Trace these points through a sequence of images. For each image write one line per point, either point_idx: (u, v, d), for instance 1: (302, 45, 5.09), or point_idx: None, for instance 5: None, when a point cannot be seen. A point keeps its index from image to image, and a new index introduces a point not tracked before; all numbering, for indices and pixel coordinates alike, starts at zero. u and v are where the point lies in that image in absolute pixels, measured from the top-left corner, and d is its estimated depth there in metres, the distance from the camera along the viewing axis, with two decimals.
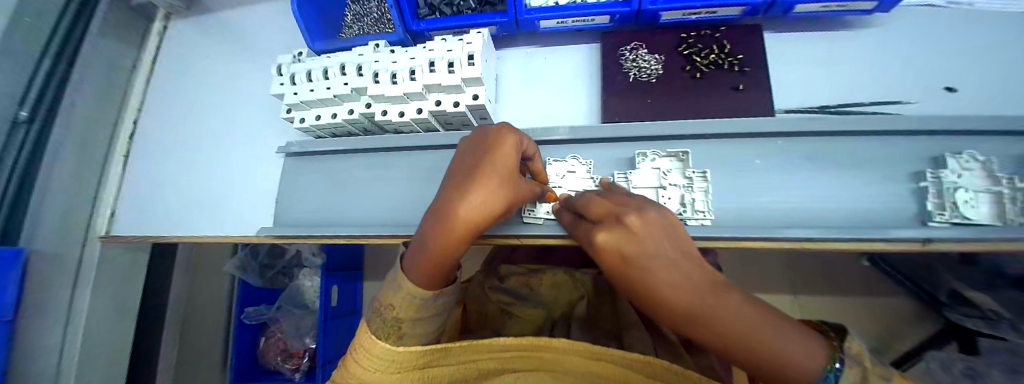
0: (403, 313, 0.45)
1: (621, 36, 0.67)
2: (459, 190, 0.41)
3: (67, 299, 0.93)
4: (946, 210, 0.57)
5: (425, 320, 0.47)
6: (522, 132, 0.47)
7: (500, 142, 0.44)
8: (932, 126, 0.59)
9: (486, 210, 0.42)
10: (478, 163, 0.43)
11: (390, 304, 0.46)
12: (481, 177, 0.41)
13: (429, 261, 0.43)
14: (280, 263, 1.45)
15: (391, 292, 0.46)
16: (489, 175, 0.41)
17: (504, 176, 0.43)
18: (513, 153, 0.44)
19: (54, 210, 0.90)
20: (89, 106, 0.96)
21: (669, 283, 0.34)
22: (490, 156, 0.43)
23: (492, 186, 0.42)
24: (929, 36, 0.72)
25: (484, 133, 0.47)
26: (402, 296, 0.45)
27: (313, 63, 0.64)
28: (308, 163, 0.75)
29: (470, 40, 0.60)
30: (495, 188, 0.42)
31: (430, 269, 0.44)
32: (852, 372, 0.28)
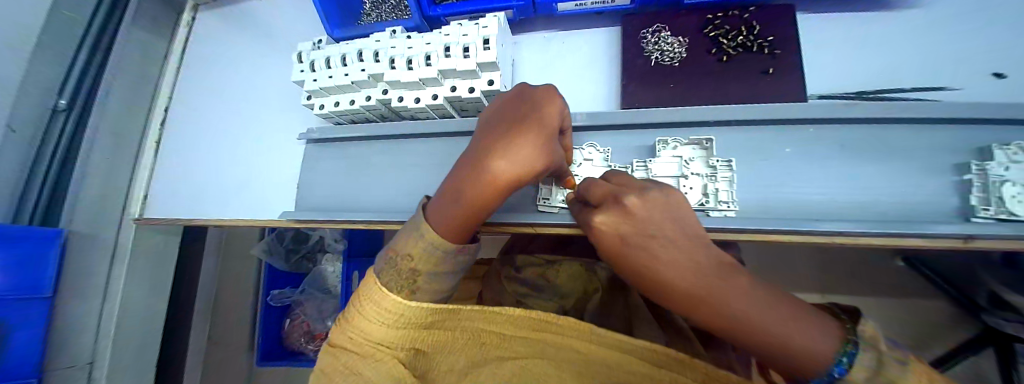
0: (421, 266, 0.44)
1: (642, 19, 0.64)
2: (499, 146, 0.41)
3: (106, 276, 0.99)
4: (991, 205, 0.53)
5: (440, 278, 0.45)
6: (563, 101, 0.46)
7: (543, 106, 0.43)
8: (981, 113, 0.55)
9: (522, 171, 0.41)
10: (519, 123, 0.42)
11: (407, 255, 0.44)
12: (522, 134, 0.41)
13: (452, 217, 0.43)
14: (303, 248, 1.49)
15: (409, 241, 0.45)
16: (529, 134, 0.40)
17: (547, 134, 0.42)
18: (557, 116, 0.44)
19: (91, 194, 0.95)
20: (122, 95, 1.00)
21: (676, 263, 0.33)
22: (532, 118, 0.42)
23: (537, 141, 0.41)
24: (985, 14, 0.66)
25: (526, 96, 0.45)
26: (425, 246, 0.43)
27: (331, 50, 0.65)
28: (326, 149, 0.76)
29: (486, 25, 0.59)
30: (533, 148, 0.41)
31: (455, 222, 0.43)
32: (869, 355, 0.27)
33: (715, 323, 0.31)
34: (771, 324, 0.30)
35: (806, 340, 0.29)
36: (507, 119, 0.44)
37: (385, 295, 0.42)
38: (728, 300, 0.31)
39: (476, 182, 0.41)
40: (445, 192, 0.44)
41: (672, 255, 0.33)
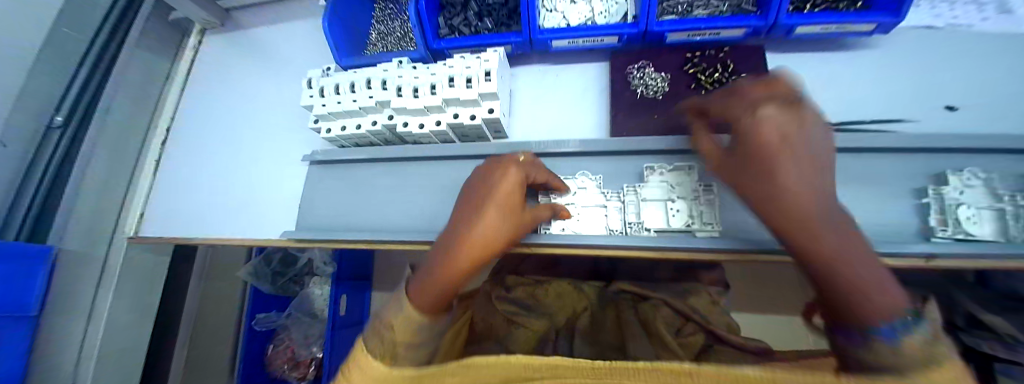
0: (402, 335, 0.40)
1: (629, 55, 0.70)
2: (467, 218, 0.47)
3: (91, 299, 0.97)
4: (948, 226, 0.59)
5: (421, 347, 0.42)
6: (526, 163, 0.53)
7: (502, 171, 0.50)
8: (930, 144, 0.62)
9: (491, 235, 0.46)
10: (484, 192, 0.49)
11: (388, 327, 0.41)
12: (485, 205, 0.47)
13: (428, 287, 0.43)
14: (290, 271, 1.47)
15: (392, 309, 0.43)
16: (491, 201, 0.47)
17: (505, 209, 0.48)
18: (516, 188, 0.49)
19: (84, 213, 0.94)
20: (119, 116, 1.01)
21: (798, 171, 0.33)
22: (494, 185, 0.49)
23: (495, 217, 0.47)
24: (930, 56, 0.75)
25: (490, 165, 0.53)
26: (405, 316, 0.42)
27: (340, 77, 0.69)
28: (329, 170, 0.79)
29: (487, 58, 0.64)
30: (496, 211, 0.47)
31: (435, 292, 0.43)
32: (930, 327, 0.27)
33: (796, 238, 0.33)
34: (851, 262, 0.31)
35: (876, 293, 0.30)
36: (477, 189, 0.50)
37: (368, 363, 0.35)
38: (824, 221, 0.32)
39: (446, 259, 0.44)
40: (420, 268, 0.47)
41: (800, 175, 0.33)
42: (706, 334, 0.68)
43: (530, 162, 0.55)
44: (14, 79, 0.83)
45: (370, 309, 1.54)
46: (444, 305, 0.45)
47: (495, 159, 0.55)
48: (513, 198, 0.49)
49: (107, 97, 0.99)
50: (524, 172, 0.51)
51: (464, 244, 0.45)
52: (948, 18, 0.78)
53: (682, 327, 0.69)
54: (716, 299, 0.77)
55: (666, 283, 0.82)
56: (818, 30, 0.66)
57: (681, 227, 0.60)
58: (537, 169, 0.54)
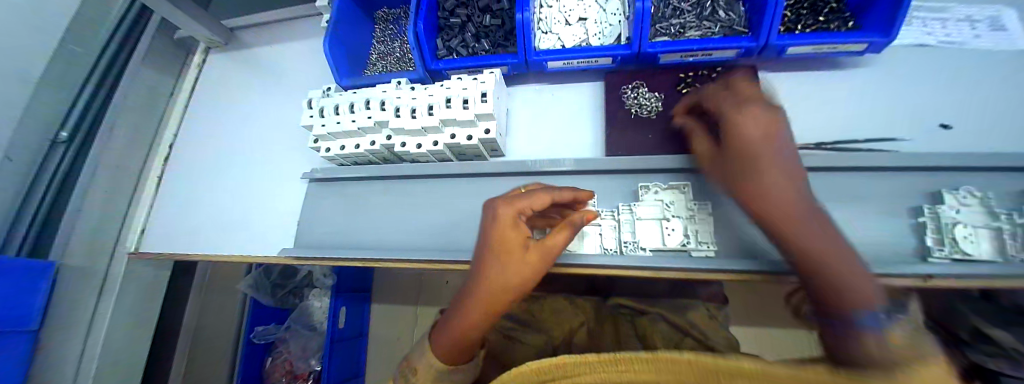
0: (422, 380, 0.46)
1: (623, 76, 0.72)
2: (477, 268, 0.49)
3: (91, 311, 0.97)
4: (945, 246, 0.59)
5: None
6: (528, 196, 0.53)
7: (502, 212, 0.50)
8: (925, 162, 0.62)
9: (497, 282, 0.47)
10: (490, 238, 0.50)
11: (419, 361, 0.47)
12: (490, 254, 0.49)
13: (443, 343, 0.46)
14: (290, 284, 1.49)
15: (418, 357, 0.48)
16: (494, 249, 0.49)
17: (500, 257, 0.48)
18: (510, 233, 0.49)
19: (86, 228, 0.95)
20: (123, 133, 1.02)
21: (779, 178, 0.44)
22: (495, 230, 0.50)
23: (495, 268, 0.48)
24: (922, 74, 0.75)
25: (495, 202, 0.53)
26: (425, 365, 0.46)
27: (340, 98, 0.70)
28: (329, 188, 0.79)
29: (483, 80, 0.65)
30: (499, 258, 0.48)
31: (450, 346, 0.45)
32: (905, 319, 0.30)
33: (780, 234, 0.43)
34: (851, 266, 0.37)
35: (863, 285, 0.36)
36: (485, 233, 0.52)
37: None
38: (792, 219, 0.42)
39: (456, 317, 0.47)
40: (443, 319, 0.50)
41: (769, 184, 0.44)
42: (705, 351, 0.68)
43: (536, 194, 0.54)
44: (18, 100, 0.88)
45: (370, 321, 1.53)
46: (466, 356, 0.46)
47: (503, 195, 0.56)
48: (516, 240, 0.49)
49: (112, 114, 1.01)
50: (516, 210, 0.51)
51: (475, 298, 0.47)
52: (939, 36, 0.79)
53: (680, 343, 0.70)
54: (714, 314, 0.77)
55: (663, 297, 0.82)
56: (810, 50, 0.67)
57: (677, 247, 0.60)
58: (542, 198, 0.53)
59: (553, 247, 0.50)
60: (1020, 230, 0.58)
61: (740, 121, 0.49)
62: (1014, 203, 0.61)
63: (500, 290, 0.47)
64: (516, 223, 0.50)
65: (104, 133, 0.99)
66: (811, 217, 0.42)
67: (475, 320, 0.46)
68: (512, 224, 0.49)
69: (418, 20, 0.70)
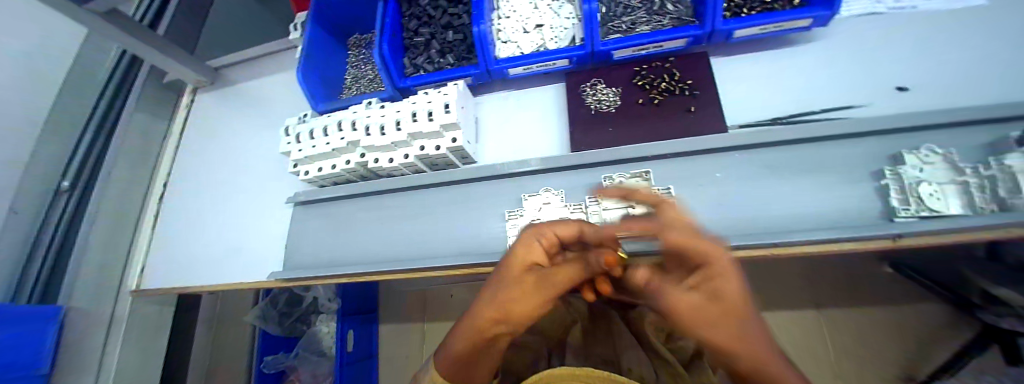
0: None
1: (582, 75, 0.75)
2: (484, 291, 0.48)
3: (99, 354, 1.00)
4: (911, 205, 0.59)
5: None
6: (549, 226, 0.47)
7: (516, 241, 0.47)
8: (880, 126, 0.63)
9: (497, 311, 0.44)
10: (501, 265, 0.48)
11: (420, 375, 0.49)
12: (496, 279, 0.47)
13: (443, 363, 0.45)
14: (297, 311, 1.51)
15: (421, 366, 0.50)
16: (501, 275, 0.47)
17: (507, 281, 0.45)
18: (525, 261, 0.46)
19: (91, 271, 0.99)
20: (120, 179, 1.07)
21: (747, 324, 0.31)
22: (506, 259, 0.47)
23: (499, 292, 0.45)
24: (874, 42, 0.77)
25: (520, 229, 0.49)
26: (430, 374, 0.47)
27: (315, 123, 0.74)
28: (313, 210, 0.83)
29: (446, 92, 0.68)
30: (502, 286, 0.46)
31: (449, 365, 0.44)
32: None
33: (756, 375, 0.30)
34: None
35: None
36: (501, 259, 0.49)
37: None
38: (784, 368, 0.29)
39: (454, 333, 0.46)
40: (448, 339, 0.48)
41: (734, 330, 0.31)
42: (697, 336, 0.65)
43: (557, 223, 0.48)
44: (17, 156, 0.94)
45: (380, 342, 1.56)
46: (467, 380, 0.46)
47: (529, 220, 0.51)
48: (523, 272, 0.46)
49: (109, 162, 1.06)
50: (541, 237, 0.46)
51: (475, 315, 0.45)
52: (889, 3, 0.82)
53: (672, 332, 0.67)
54: None
55: None
56: (757, 31, 0.69)
57: None
58: (564, 227, 0.47)
59: (558, 282, 0.47)
60: (987, 182, 0.58)
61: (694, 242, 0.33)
62: (976, 156, 0.62)
63: (497, 319, 0.44)
64: (535, 255, 0.46)
65: (102, 180, 1.03)
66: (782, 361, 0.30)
67: (469, 339, 0.43)
68: (532, 252, 0.46)
69: (382, 43, 0.74)
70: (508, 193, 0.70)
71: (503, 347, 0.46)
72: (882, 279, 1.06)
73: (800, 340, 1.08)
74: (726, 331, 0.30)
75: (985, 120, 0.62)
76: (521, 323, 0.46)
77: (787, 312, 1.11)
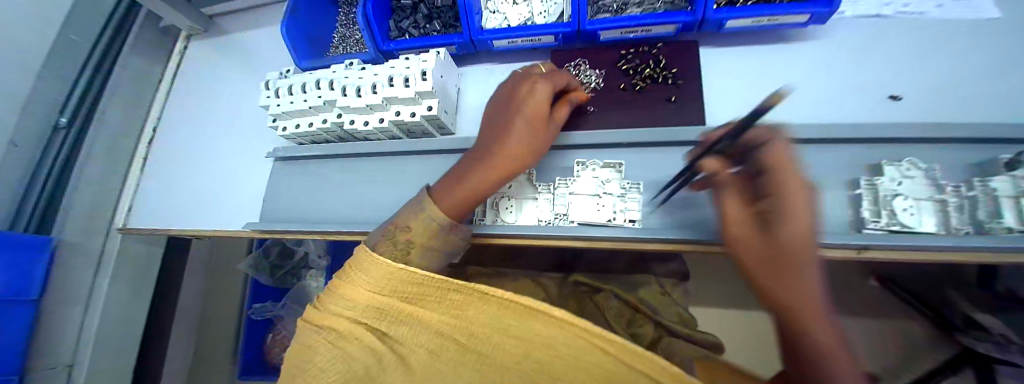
0: (420, 237, 0.50)
1: (568, 54, 0.73)
2: (505, 131, 0.51)
3: (88, 284, 1.03)
4: (881, 218, 0.62)
5: (436, 250, 0.51)
6: (548, 78, 0.54)
7: (530, 93, 0.52)
8: (858, 134, 0.65)
9: (528, 144, 0.51)
10: (512, 114, 0.52)
11: (407, 227, 0.50)
12: (517, 122, 0.51)
13: (462, 194, 0.50)
14: (288, 264, 1.53)
15: (410, 217, 0.50)
16: (524, 117, 0.51)
17: (526, 124, 0.50)
18: (539, 102, 0.51)
19: (83, 206, 1.00)
20: (114, 120, 1.07)
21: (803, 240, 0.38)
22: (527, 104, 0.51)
23: (517, 133, 0.50)
24: (874, 46, 0.74)
25: (515, 91, 0.54)
26: (426, 219, 0.49)
27: (295, 79, 0.73)
28: (292, 166, 0.85)
29: (426, 58, 0.65)
30: (525, 126, 0.51)
31: (466, 197, 0.50)
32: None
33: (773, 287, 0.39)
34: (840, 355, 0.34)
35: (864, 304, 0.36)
36: (506, 114, 0.53)
37: (351, 289, 0.46)
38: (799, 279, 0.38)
39: (469, 173, 0.51)
40: (446, 185, 0.52)
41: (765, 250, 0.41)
42: (654, 325, 0.84)
43: (551, 74, 0.56)
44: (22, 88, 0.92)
45: None
46: (471, 206, 0.52)
47: (516, 83, 0.55)
48: (540, 111, 0.52)
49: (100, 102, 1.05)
50: (545, 85, 0.53)
51: (509, 145, 0.50)
52: (897, 6, 0.77)
53: (631, 319, 0.86)
54: (666, 290, 0.95)
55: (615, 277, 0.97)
56: (751, 23, 0.67)
57: (603, 222, 0.63)
58: (563, 78, 0.55)
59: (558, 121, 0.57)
60: (967, 202, 0.61)
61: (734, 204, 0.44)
62: (958, 175, 0.64)
63: (520, 155, 0.51)
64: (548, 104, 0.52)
65: (98, 119, 1.03)
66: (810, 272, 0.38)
67: (508, 162, 0.50)
68: (538, 92, 0.52)
69: (367, 2, 0.72)
70: None
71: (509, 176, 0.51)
72: (865, 289, 1.15)
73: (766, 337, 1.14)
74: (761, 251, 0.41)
75: (968, 139, 0.63)
76: (534, 152, 0.52)
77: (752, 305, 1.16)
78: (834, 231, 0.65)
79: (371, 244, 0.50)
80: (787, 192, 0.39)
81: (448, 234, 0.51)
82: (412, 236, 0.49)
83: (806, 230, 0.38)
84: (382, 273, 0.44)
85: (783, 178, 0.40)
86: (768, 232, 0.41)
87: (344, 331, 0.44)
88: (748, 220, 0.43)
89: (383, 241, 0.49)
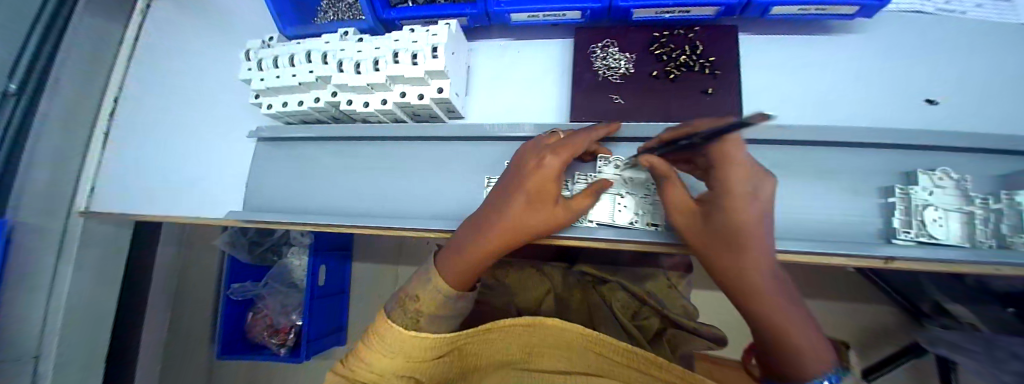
0: (428, 307, 0.50)
1: (594, 33, 0.65)
2: (505, 203, 0.50)
3: (50, 269, 0.87)
4: (912, 228, 0.60)
5: (445, 315, 0.52)
6: (562, 146, 0.50)
7: (536, 163, 0.49)
8: (900, 139, 0.61)
9: (526, 220, 0.50)
10: (516, 184, 0.50)
11: (416, 296, 0.50)
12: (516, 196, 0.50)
13: (458, 265, 0.51)
14: (268, 241, 1.46)
15: (421, 283, 0.51)
16: (524, 188, 0.49)
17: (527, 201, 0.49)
18: (544, 176, 0.48)
19: (39, 181, 0.81)
20: (71, 79, 0.85)
21: (736, 226, 0.41)
22: (529, 177, 0.49)
23: (516, 212, 0.50)
24: (917, 41, 0.69)
25: (525, 155, 0.52)
26: (435, 290, 0.50)
27: (280, 49, 0.64)
28: (279, 148, 0.77)
29: (436, 31, 0.57)
30: (524, 200, 0.49)
31: (463, 269, 0.51)
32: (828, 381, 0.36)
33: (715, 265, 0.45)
34: (798, 326, 0.38)
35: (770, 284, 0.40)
36: (511, 183, 0.51)
37: (374, 358, 0.47)
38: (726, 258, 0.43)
39: (468, 245, 0.51)
40: (449, 250, 0.53)
41: (704, 233, 0.45)
42: (660, 317, 0.81)
43: (572, 139, 0.51)
44: None
45: (353, 280, 1.55)
46: (470, 277, 0.52)
47: (529, 147, 0.54)
48: (546, 186, 0.49)
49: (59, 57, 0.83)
50: (555, 155, 0.49)
51: (505, 219, 0.50)
52: (940, 2, 0.71)
53: (637, 311, 0.83)
54: (673, 282, 0.92)
55: (620, 268, 0.94)
56: (796, 11, 0.61)
57: (624, 224, 0.60)
58: (583, 146, 0.50)
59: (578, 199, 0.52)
60: (991, 215, 0.59)
61: (679, 193, 0.48)
62: (988, 186, 0.62)
63: (516, 229, 0.50)
64: (559, 177, 0.49)
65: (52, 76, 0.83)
66: (737, 252, 0.41)
67: (504, 234, 0.50)
68: (546, 166, 0.48)
69: None
70: (490, 158, 0.64)
71: (506, 247, 0.52)
72: (858, 281, 1.18)
73: None
74: (700, 232, 0.46)
75: (995, 150, 0.60)
76: (536, 229, 0.51)
77: None
78: (855, 238, 0.63)
79: (386, 311, 0.50)
80: (719, 180, 0.41)
81: (456, 301, 0.52)
82: (422, 306, 0.50)
83: (742, 212, 0.40)
84: (398, 345, 0.46)
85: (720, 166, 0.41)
86: (704, 218, 0.45)
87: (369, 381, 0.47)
88: (690, 205, 0.47)
89: (396, 309, 0.49)
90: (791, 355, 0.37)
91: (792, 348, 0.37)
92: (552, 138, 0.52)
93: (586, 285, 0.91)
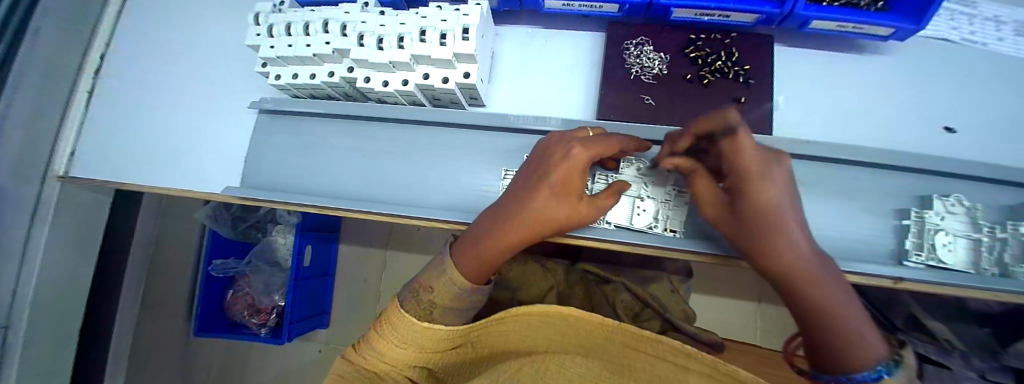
0: (443, 299, 0.49)
1: (629, 28, 0.63)
2: (527, 196, 0.48)
3: (21, 238, 0.79)
4: (922, 251, 0.61)
5: (457, 309, 0.50)
6: (592, 139, 0.48)
7: (564, 154, 0.47)
8: (920, 164, 0.61)
9: (550, 213, 0.47)
10: (540, 175, 0.48)
11: (430, 287, 0.49)
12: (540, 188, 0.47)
13: (476, 258, 0.49)
14: (251, 217, 1.40)
15: (434, 275, 0.50)
16: (549, 179, 0.47)
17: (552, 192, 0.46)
18: (573, 168, 0.46)
19: (16, 141, 0.74)
20: (54, 30, 0.76)
21: (772, 213, 0.37)
22: (556, 168, 0.46)
23: (541, 204, 0.47)
24: (940, 67, 0.70)
25: (550, 147, 0.50)
26: (449, 282, 0.48)
27: (294, 16, 0.59)
28: (282, 122, 0.72)
29: (467, 12, 0.54)
30: (549, 192, 0.47)
31: (480, 263, 0.49)
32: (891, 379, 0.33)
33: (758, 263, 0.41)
34: (851, 320, 0.35)
35: (822, 276, 0.37)
36: (535, 175, 0.49)
37: (388, 349, 0.47)
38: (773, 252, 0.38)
39: (490, 235, 0.48)
40: (466, 242, 0.51)
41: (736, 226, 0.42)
42: (660, 319, 0.80)
43: (603, 135, 0.49)
44: None
45: (338, 262, 1.51)
46: (486, 271, 0.50)
47: (554, 138, 0.52)
48: (574, 179, 0.47)
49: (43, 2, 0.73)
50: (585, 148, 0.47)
51: (528, 212, 0.47)
52: (964, 31, 0.71)
53: (640, 312, 0.81)
54: (675, 286, 0.92)
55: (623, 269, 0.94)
56: (833, 27, 0.60)
57: (643, 227, 0.58)
58: (614, 143, 0.49)
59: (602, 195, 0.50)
60: (997, 244, 0.60)
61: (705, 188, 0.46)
62: (996, 215, 0.63)
63: (540, 223, 0.48)
64: (587, 170, 0.47)
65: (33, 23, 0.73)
66: (781, 244, 0.38)
67: (527, 227, 0.48)
68: (574, 158, 0.46)
69: None
70: (511, 150, 0.62)
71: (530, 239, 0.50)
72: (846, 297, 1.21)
73: (735, 328, 1.22)
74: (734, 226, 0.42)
75: (1005, 182, 0.62)
76: (558, 225, 0.49)
77: (723, 296, 1.23)
78: (865, 258, 0.63)
79: (400, 301, 0.50)
80: (740, 173, 0.39)
81: (470, 295, 0.50)
82: (436, 298, 0.49)
83: (774, 202, 0.37)
84: (411, 335, 0.46)
85: (740, 161, 0.39)
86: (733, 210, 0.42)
87: (380, 373, 0.46)
88: (719, 199, 0.45)
89: (409, 300, 0.49)
90: (835, 355, 0.36)
91: (843, 348, 0.35)
92: (580, 132, 0.50)
93: (588, 285, 0.90)
